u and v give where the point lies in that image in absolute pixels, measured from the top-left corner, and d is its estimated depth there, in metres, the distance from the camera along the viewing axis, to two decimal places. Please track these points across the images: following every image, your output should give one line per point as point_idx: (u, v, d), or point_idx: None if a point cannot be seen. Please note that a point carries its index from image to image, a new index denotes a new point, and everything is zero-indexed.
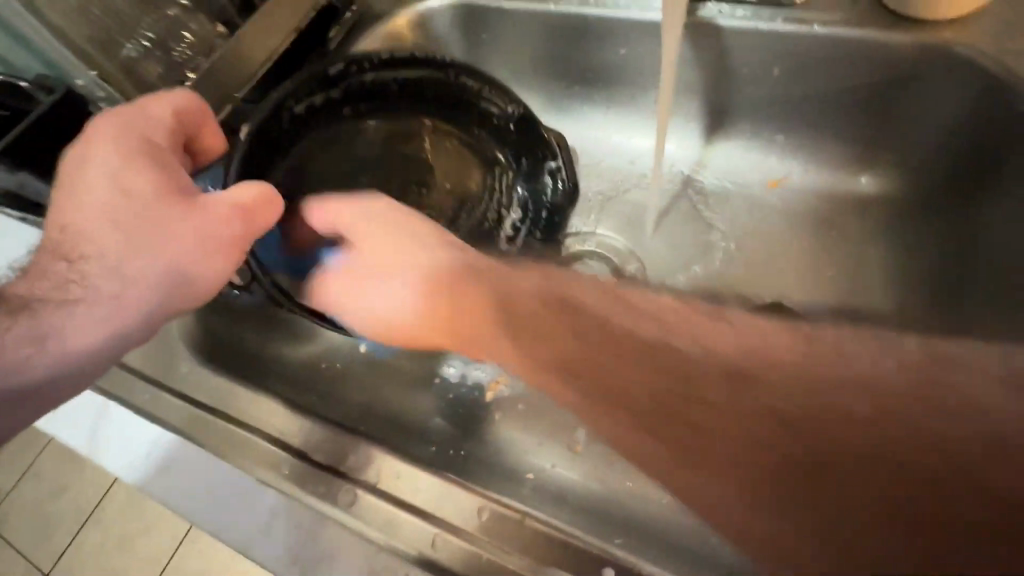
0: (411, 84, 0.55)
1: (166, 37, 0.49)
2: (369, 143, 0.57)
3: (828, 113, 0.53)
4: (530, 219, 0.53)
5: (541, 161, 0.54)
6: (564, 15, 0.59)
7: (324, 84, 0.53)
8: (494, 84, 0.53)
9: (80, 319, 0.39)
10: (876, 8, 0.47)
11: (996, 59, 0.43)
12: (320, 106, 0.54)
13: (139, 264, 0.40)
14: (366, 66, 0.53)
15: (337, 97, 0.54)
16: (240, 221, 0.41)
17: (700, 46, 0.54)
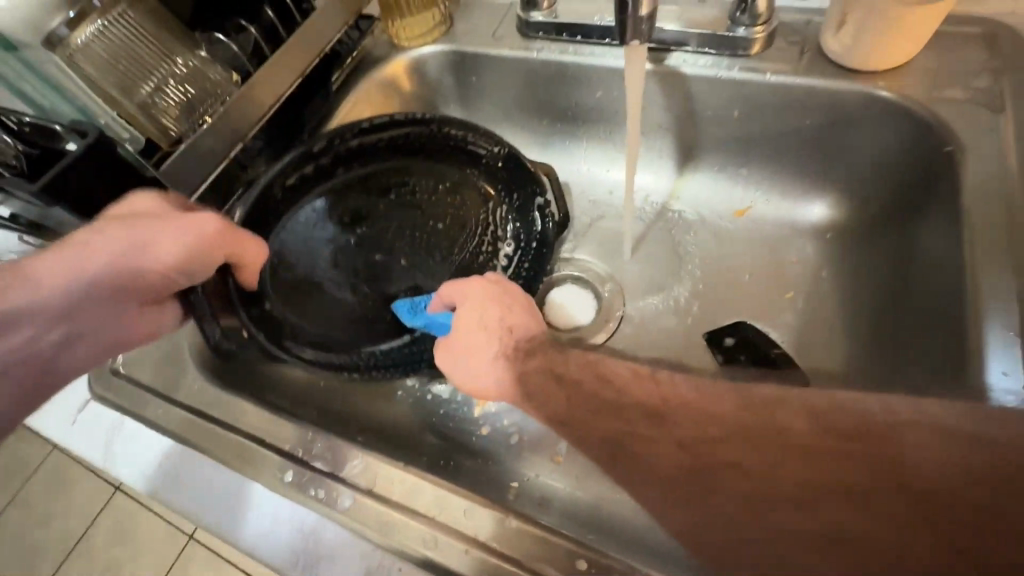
0: (398, 142, 0.60)
1: (185, 85, 0.52)
2: (360, 197, 0.60)
3: (783, 149, 0.60)
4: (523, 249, 0.57)
5: (530, 195, 0.58)
6: (545, 62, 0.65)
7: (316, 152, 0.58)
8: (475, 130, 0.59)
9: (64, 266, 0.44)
10: (818, 60, 0.55)
11: (918, 104, 0.50)
12: (314, 173, 0.59)
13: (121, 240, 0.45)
14: (349, 135, 0.58)
15: (327, 163, 0.59)
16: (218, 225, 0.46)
17: (669, 90, 0.60)
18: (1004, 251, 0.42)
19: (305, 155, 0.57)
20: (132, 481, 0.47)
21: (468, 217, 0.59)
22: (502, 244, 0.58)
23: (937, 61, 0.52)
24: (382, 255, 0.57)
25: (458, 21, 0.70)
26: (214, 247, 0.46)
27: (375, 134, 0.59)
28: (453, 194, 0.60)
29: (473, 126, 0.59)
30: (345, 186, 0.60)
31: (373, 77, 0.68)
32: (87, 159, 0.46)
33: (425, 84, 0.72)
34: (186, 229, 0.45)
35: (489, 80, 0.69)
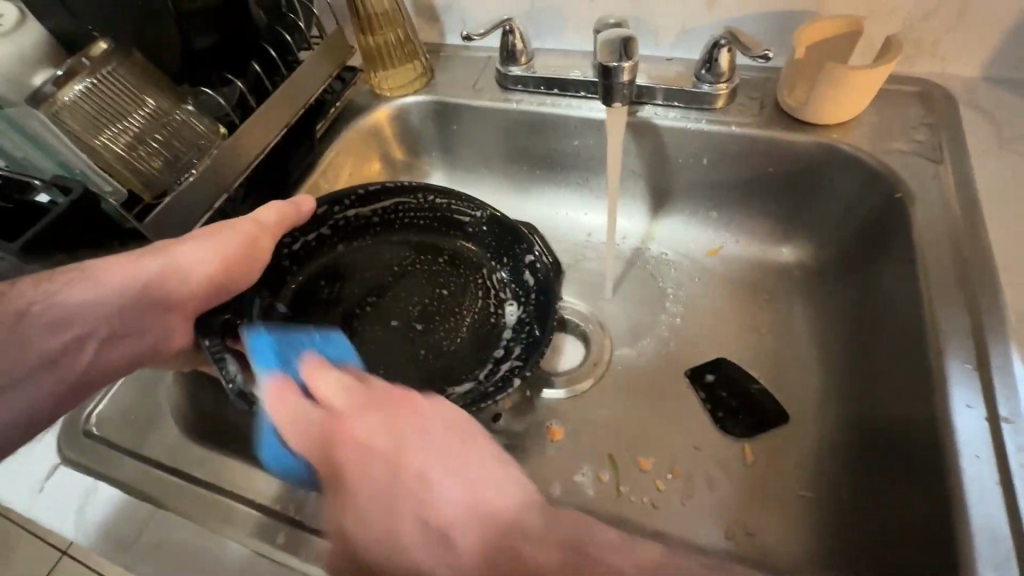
0: (391, 211, 0.63)
1: (172, 137, 0.52)
2: (364, 263, 0.62)
3: (749, 194, 0.64)
4: (524, 302, 0.59)
5: (520, 256, 0.60)
6: (524, 112, 0.68)
7: (315, 222, 0.60)
8: (458, 197, 0.62)
9: (97, 284, 0.46)
10: (777, 114, 0.60)
11: (867, 154, 0.55)
12: (316, 243, 0.61)
13: (174, 260, 0.48)
14: (346, 203, 0.60)
15: (327, 233, 0.61)
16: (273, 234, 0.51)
17: (643, 140, 0.64)
18: (956, 288, 0.46)
19: (307, 225, 0.60)
20: (105, 551, 0.44)
21: (466, 280, 0.62)
22: (503, 299, 0.60)
23: (881, 117, 0.58)
24: (391, 322, 0.59)
25: (439, 73, 0.73)
26: (267, 247, 0.51)
27: (367, 205, 0.62)
28: (448, 262, 0.63)
29: (461, 194, 0.61)
30: (347, 256, 0.62)
31: (356, 125, 0.70)
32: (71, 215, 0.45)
33: (408, 132, 0.74)
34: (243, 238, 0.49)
35: (470, 128, 0.72)
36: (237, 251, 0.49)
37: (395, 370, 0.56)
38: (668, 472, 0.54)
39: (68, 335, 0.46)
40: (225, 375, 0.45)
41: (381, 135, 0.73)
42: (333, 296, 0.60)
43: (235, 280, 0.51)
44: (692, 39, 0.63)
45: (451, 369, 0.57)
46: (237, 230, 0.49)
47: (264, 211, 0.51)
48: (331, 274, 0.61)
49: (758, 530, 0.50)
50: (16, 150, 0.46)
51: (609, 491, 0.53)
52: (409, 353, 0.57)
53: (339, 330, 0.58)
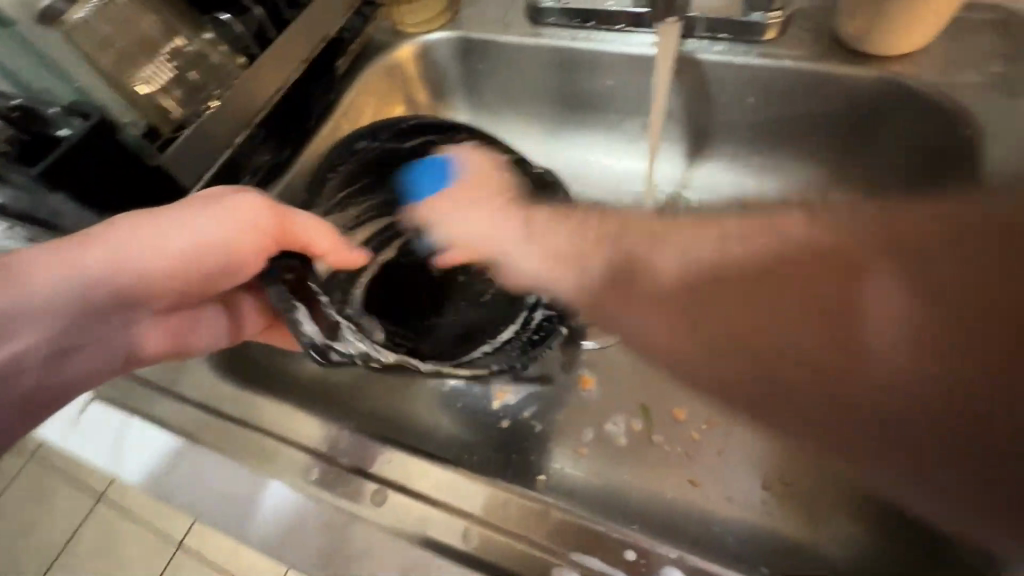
0: (425, 152, 0.58)
1: (187, 67, 0.50)
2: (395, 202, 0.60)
3: (798, 134, 0.60)
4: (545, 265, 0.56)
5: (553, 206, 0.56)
6: (556, 48, 0.63)
7: (351, 156, 0.56)
8: (491, 141, 0.57)
9: (44, 279, 0.38)
10: (835, 46, 0.55)
11: (934, 88, 0.51)
12: (351, 178, 0.58)
13: (152, 248, 0.43)
14: (381, 138, 0.56)
15: (362, 169, 0.58)
16: (273, 213, 0.46)
17: (684, 77, 0.60)
18: None
19: (342, 153, 0.55)
20: (144, 484, 0.45)
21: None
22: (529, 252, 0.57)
23: (950, 47, 0.53)
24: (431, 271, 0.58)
25: (464, 6, 0.68)
26: (265, 234, 0.46)
27: (402, 143, 0.58)
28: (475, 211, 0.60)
29: (497, 139, 0.57)
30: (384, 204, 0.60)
31: (378, 64, 0.66)
32: (89, 140, 0.43)
33: (431, 73, 0.70)
34: (238, 217, 0.45)
35: (498, 68, 0.68)
36: (231, 247, 0.45)
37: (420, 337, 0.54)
38: (704, 422, 0.52)
39: (12, 348, 0.36)
40: (298, 330, 0.44)
41: (404, 76, 0.69)
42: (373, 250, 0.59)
43: (220, 269, 0.46)
44: None
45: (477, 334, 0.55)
46: (236, 211, 0.45)
47: (297, 214, 0.47)
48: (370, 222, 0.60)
49: (794, 481, 0.48)
50: (32, 79, 0.44)
51: (642, 440, 0.52)
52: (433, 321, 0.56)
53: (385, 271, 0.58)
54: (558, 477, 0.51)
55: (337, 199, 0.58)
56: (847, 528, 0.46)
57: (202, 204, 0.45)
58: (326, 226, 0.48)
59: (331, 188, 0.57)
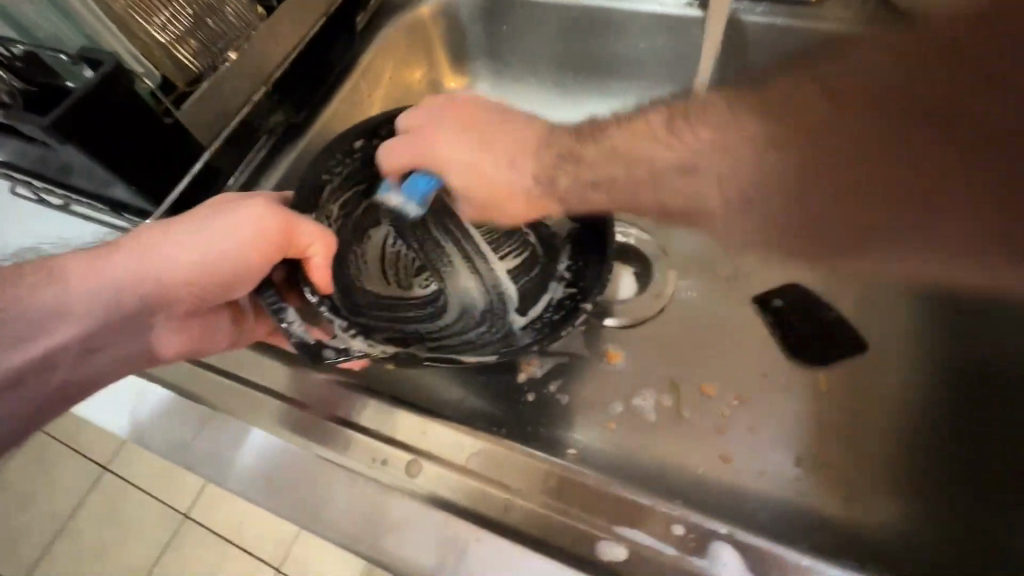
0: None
1: (202, 13, 0.46)
2: None
3: None
4: (569, 298, 0.50)
5: None
6: (586, 8, 0.60)
7: (350, 159, 0.52)
8: None
9: (75, 287, 0.39)
10: (885, 9, 0.52)
11: None
12: (350, 179, 0.52)
13: (171, 255, 0.41)
14: (383, 133, 0.53)
15: (362, 164, 0.53)
16: (280, 219, 0.42)
17: (724, 40, 0.57)
18: None
19: (342, 152, 0.52)
20: (164, 450, 0.44)
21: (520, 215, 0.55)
22: (556, 266, 0.52)
23: None
24: (446, 270, 0.52)
25: None
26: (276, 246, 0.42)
27: None
28: None
29: None
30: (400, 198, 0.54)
31: (398, 22, 0.63)
32: (99, 92, 0.40)
33: (454, 32, 0.67)
34: (250, 223, 0.41)
35: (524, 30, 0.65)
36: (243, 252, 0.41)
37: (443, 325, 0.50)
38: (735, 398, 0.51)
39: (44, 342, 0.38)
40: (285, 328, 0.41)
41: (424, 36, 0.66)
42: (380, 246, 0.52)
43: (234, 278, 0.43)
44: None
45: (503, 314, 0.51)
46: (249, 216, 0.41)
47: (304, 222, 0.43)
48: (372, 222, 0.53)
49: (830, 458, 0.47)
50: (41, 21, 0.41)
51: (670, 416, 0.51)
52: (457, 306, 0.51)
53: (402, 270, 0.52)
54: (587, 452, 0.50)
55: (338, 204, 0.52)
56: (886, 507, 0.45)
57: (216, 210, 0.42)
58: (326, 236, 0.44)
59: (328, 198, 0.52)
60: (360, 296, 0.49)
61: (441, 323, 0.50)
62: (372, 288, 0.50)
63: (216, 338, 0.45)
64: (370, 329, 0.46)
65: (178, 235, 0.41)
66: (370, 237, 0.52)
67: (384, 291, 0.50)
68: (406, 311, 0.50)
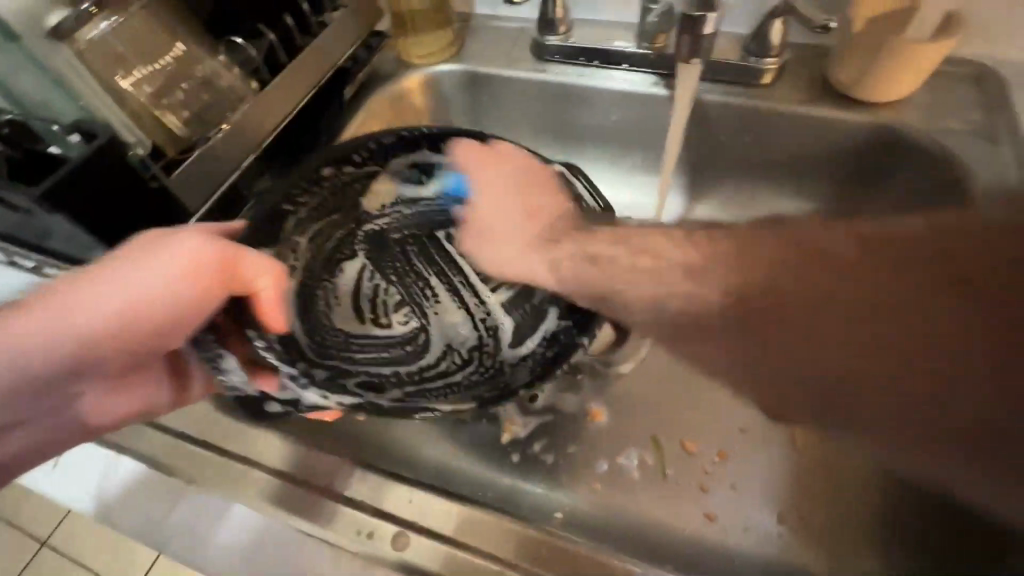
0: (415, 174, 0.55)
1: (199, 88, 0.49)
2: (393, 223, 0.55)
3: (791, 171, 0.63)
4: (548, 344, 0.47)
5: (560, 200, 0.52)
6: (561, 84, 0.65)
7: (322, 183, 0.51)
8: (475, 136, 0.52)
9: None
10: (828, 92, 0.58)
11: (920, 134, 0.54)
12: (320, 210, 0.51)
13: (99, 303, 0.40)
14: (356, 159, 0.52)
15: (332, 194, 0.52)
16: (219, 251, 0.41)
17: (691, 118, 0.62)
18: None
19: (308, 181, 0.50)
20: (137, 529, 0.43)
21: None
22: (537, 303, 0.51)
23: (933, 95, 0.56)
24: (424, 308, 0.52)
25: (470, 42, 0.70)
26: (218, 282, 0.41)
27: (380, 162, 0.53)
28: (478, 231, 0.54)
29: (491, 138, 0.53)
30: (377, 228, 0.55)
31: (384, 93, 0.66)
32: (91, 163, 0.41)
33: (436, 101, 0.71)
34: (185, 259, 0.40)
35: (504, 102, 0.69)
36: (179, 291, 0.40)
37: (425, 364, 0.48)
38: (716, 454, 0.52)
39: None
40: (225, 379, 0.43)
41: (408, 104, 0.69)
42: (354, 282, 0.52)
43: (176, 321, 0.42)
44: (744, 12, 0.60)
45: (493, 350, 0.49)
46: (186, 252, 0.40)
47: (248, 255, 0.42)
48: (345, 252, 0.53)
49: (811, 515, 0.48)
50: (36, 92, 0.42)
51: (654, 475, 0.51)
52: (441, 344, 0.50)
53: (377, 305, 0.51)
54: (574, 515, 0.49)
55: (309, 234, 0.51)
56: (868, 564, 0.46)
57: (147, 243, 0.40)
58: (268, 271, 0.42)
59: (292, 224, 0.50)
60: (332, 335, 0.48)
61: (423, 362, 0.49)
62: (346, 326, 0.49)
63: (156, 395, 0.44)
64: (342, 374, 0.45)
65: (107, 276, 0.40)
66: (341, 271, 0.52)
67: (361, 331, 0.49)
68: (383, 350, 0.49)
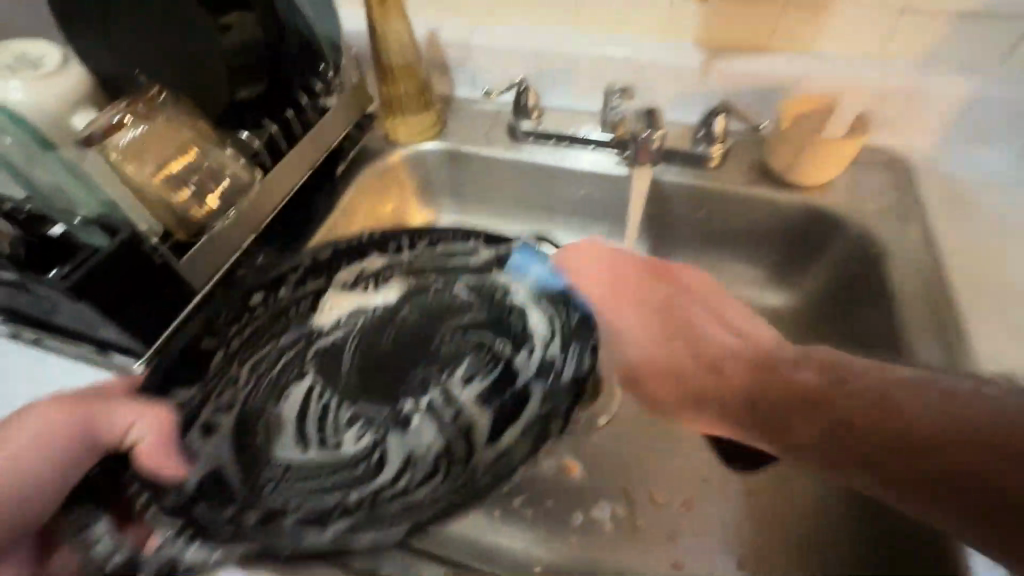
0: (372, 284, 0.60)
1: (206, 180, 0.54)
2: (344, 338, 0.58)
3: (740, 242, 0.70)
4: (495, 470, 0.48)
5: (510, 301, 0.60)
6: (534, 162, 0.73)
7: (256, 311, 0.55)
8: (430, 238, 0.62)
9: None
10: (767, 174, 0.67)
11: (845, 213, 0.63)
12: (259, 334, 0.55)
13: None
14: (291, 279, 0.58)
15: (269, 317, 0.56)
16: (86, 409, 0.43)
17: (649, 193, 0.70)
18: (933, 331, 0.51)
19: (239, 309, 0.54)
20: None
21: (500, 315, 0.59)
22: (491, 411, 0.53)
23: (854, 179, 0.65)
24: (373, 427, 0.52)
25: (452, 123, 0.77)
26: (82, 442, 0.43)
27: (316, 278, 0.59)
28: (439, 335, 0.59)
29: (438, 237, 0.63)
30: (330, 343, 0.57)
31: (373, 169, 0.72)
32: (115, 257, 0.45)
33: (420, 176, 0.77)
34: (52, 421, 0.42)
35: (482, 175, 0.76)
36: (41, 459, 0.41)
37: (381, 482, 0.48)
38: (681, 505, 0.56)
39: None
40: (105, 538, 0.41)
41: (394, 178, 0.75)
42: (300, 406, 0.52)
43: (34, 497, 0.40)
44: (690, 104, 0.71)
45: (463, 456, 0.50)
46: (52, 416, 0.42)
47: (119, 407, 0.45)
48: (286, 376, 0.54)
49: (767, 559, 0.53)
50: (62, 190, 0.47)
51: (625, 527, 0.55)
52: (399, 459, 0.50)
53: (324, 424, 0.52)
54: (552, 568, 0.53)
55: (247, 364, 0.53)
56: None
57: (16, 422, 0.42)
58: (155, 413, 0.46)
59: (221, 361, 0.52)
60: (268, 471, 0.48)
61: (378, 480, 0.48)
62: (288, 457, 0.49)
63: None
64: (276, 510, 0.45)
65: None
66: (288, 392, 0.53)
67: (305, 458, 0.49)
68: (331, 475, 0.48)
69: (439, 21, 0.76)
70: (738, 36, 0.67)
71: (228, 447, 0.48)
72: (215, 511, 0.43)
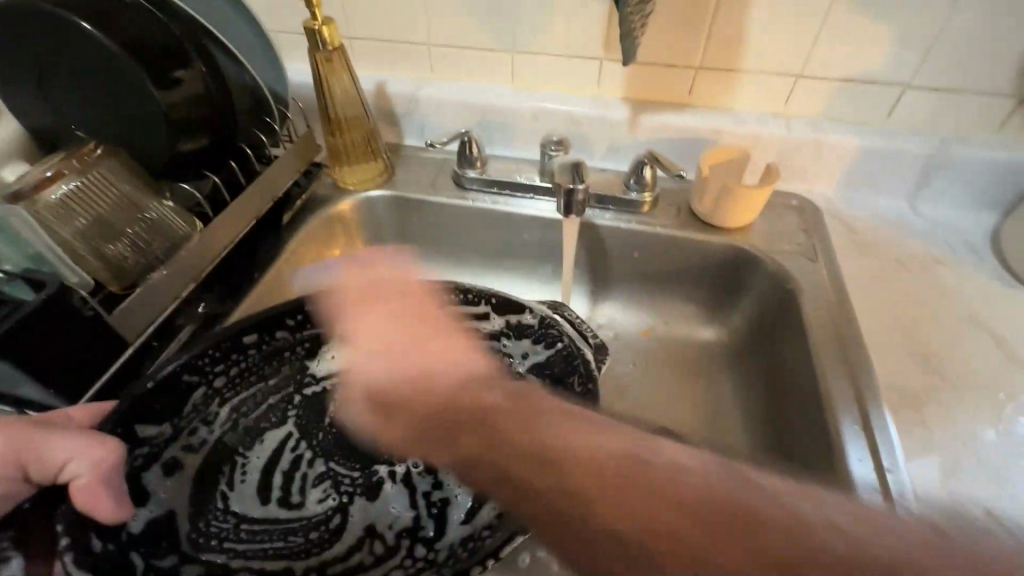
0: None
1: (144, 232, 0.54)
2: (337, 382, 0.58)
3: (673, 280, 0.75)
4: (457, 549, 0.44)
5: (509, 371, 0.59)
6: (478, 208, 0.76)
7: (248, 352, 0.54)
8: (449, 288, 0.60)
9: None
10: (693, 218, 0.72)
11: (763, 252, 0.68)
12: (254, 368, 0.55)
13: None
14: (291, 320, 0.56)
15: (266, 352, 0.55)
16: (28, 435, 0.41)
17: (583, 234, 0.74)
18: (839, 359, 0.56)
19: (230, 340, 0.52)
20: None
21: None
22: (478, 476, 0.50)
23: (769, 222, 0.72)
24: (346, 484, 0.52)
25: (400, 171, 0.80)
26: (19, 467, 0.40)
27: None
28: None
29: (452, 288, 0.60)
30: (318, 391, 0.57)
31: (320, 216, 0.74)
32: (40, 310, 0.43)
33: (368, 222, 0.79)
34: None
35: (429, 220, 0.78)
36: None
37: (332, 553, 0.46)
38: None
39: None
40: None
41: (342, 225, 0.77)
42: (272, 457, 0.52)
43: None
44: (621, 154, 0.77)
45: (428, 538, 0.47)
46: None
47: (59, 438, 0.41)
48: (268, 417, 0.54)
49: None
50: None
51: None
52: (360, 528, 0.49)
53: (300, 479, 0.52)
54: None
55: (228, 405, 0.53)
56: None
57: None
58: (89, 447, 0.41)
59: (202, 397, 0.51)
60: (220, 520, 0.47)
61: (330, 552, 0.46)
62: (243, 509, 0.48)
63: None
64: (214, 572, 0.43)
65: None
66: (271, 433, 0.54)
67: (262, 513, 0.49)
68: (283, 537, 0.47)
69: (386, 77, 0.80)
70: (661, 94, 0.73)
71: (187, 491, 0.47)
72: (151, 563, 0.42)
